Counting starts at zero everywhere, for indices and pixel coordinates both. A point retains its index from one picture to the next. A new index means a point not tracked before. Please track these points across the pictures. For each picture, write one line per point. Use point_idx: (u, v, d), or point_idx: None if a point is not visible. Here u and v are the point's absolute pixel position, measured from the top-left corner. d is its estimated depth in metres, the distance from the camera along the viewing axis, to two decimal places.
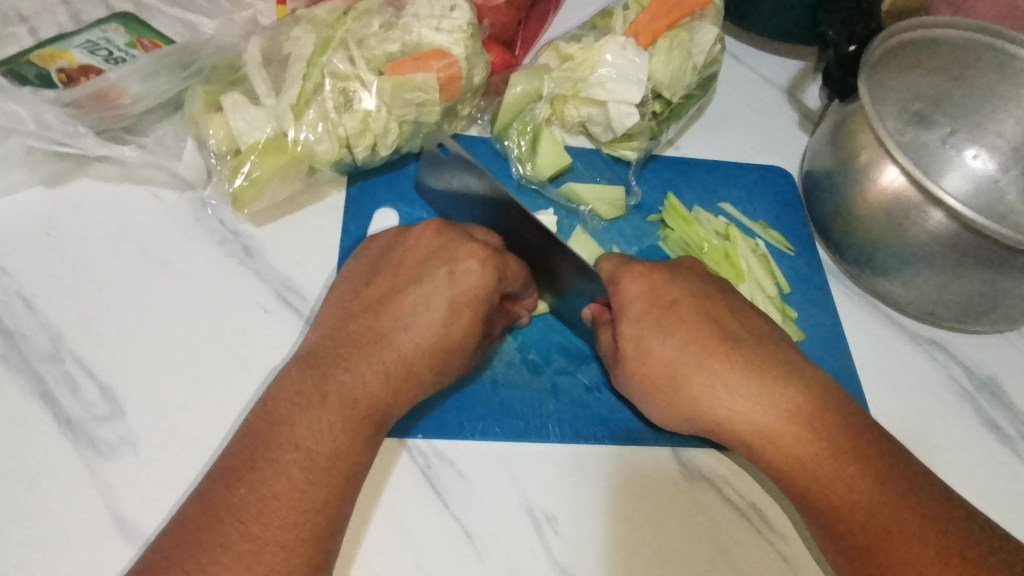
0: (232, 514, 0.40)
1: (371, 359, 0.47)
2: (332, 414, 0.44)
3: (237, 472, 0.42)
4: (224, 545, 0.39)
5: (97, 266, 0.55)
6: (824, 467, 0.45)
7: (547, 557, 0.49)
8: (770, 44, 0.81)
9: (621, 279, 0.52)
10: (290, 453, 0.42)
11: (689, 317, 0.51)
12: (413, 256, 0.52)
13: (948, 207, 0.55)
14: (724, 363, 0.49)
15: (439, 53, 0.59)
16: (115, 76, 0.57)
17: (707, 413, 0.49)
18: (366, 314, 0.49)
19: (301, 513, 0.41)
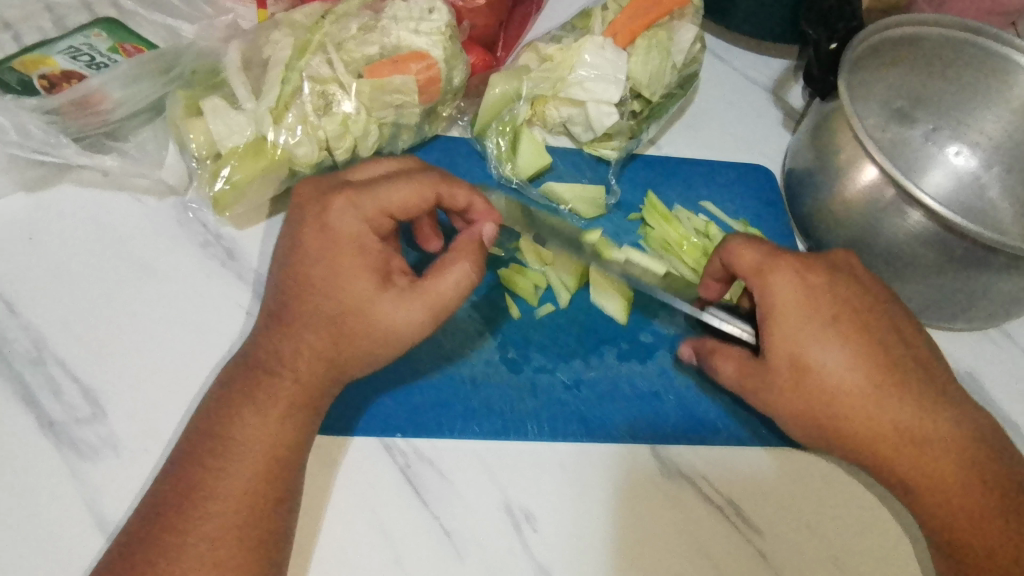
0: (188, 500, 0.42)
1: (316, 343, 0.46)
2: (274, 403, 0.45)
3: (191, 457, 0.43)
4: (174, 540, 0.40)
5: (80, 270, 0.56)
6: (953, 482, 0.47)
7: (525, 555, 0.49)
8: (753, 43, 0.82)
9: (776, 279, 0.49)
10: (234, 442, 0.44)
11: (856, 332, 0.49)
12: (366, 230, 0.49)
13: (925, 208, 0.56)
14: (891, 384, 0.48)
15: (417, 55, 0.59)
16: (97, 82, 0.58)
17: (842, 427, 0.47)
18: (294, 284, 0.48)
19: (244, 500, 0.42)
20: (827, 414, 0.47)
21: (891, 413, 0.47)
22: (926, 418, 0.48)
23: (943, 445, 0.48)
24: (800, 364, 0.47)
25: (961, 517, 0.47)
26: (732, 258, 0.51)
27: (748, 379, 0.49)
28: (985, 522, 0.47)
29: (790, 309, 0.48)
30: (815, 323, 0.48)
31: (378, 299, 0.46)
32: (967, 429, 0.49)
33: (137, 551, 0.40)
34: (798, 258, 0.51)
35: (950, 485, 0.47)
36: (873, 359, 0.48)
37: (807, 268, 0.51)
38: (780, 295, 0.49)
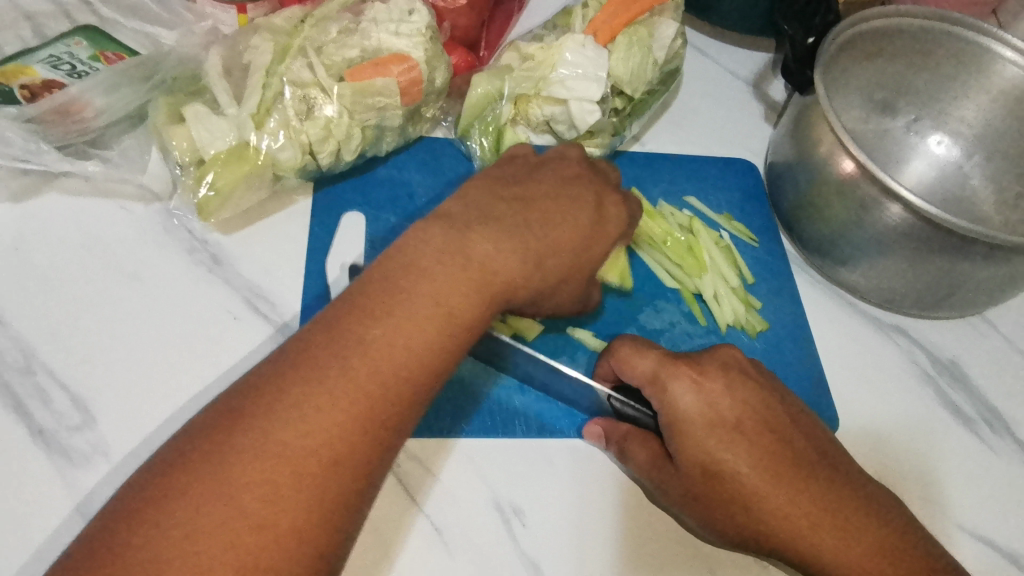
0: (349, 347, 0.41)
1: (520, 238, 0.49)
2: (468, 282, 0.45)
3: (362, 315, 0.43)
4: (297, 401, 0.39)
5: (66, 280, 0.56)
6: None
7: (515, 549, 0.50)
8: (734, 37, 0.82)
9: (670, 387, 0.48)
10: (430, 307, 0.43)
11: (753, 434, 0.48)
12: (554, 171, 0.56)
13: (904, 200, 0.56)
14: (796, 483, 0.47)
15: (398, 57, 0.59)
16: (77, 91, 0.58)
17: (750, 523, 0.46)
18: (486, 205, 0.51)
19: (384, 388, 0.40)
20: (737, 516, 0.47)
21: (800, 510, 0.46)
22: (847, 517, 0.47)
23: (874, 541, 0.46)
24: (701, 469, 0.47)
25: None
26: (626, 368, 0.51)
27: (659, 479, 0.49)
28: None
29: (687, 418, 0.47)
30: (715, 432, 0.47)
31: (567, 241, 0.51)
32: (891, 520, 0.48)
33: (248, 403, 0.39)
34: (694, 365, 0.50)
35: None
36: (776, 463, 0.47)
37: (703, 373, 0.49)
38: (672, 402, 0.48)
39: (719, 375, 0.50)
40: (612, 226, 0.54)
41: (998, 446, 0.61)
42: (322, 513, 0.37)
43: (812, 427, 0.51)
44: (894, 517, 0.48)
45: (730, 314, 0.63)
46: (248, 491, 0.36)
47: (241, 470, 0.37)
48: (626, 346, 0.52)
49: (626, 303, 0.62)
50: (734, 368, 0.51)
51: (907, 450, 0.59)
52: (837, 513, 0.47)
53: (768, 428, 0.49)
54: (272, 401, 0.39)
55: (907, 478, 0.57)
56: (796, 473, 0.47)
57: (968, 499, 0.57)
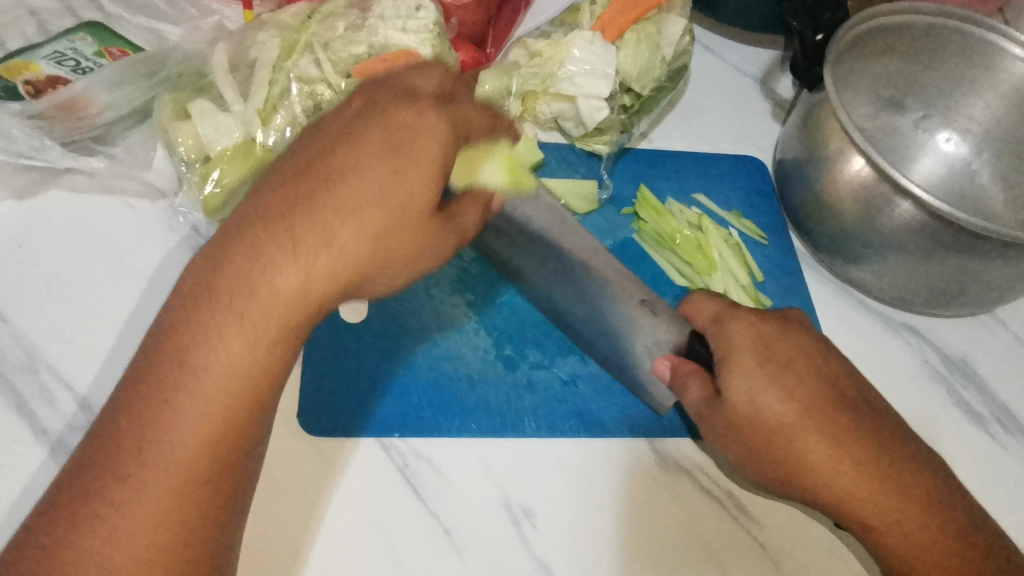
0: (172, 399, 0.38)
1: (303, 244, 0.39)
2: (228, 330, 0.39)
3: (157, 365, 0.38)
4: (164, 401, 0.38)
5: (70, 278, 0.55)
6: (909, 526, 0.46)
7: (525, 551, 0.49)
8: (741, 34, 0.82)
9: (730, 325, 0.50)
10: (175, 373, 0.38)
11: (806, 375, 0.48)
12: (394, 119, 0.42)
13: (914, 197, 0.56)
14: (844, 427, 0.47)
15: (406, 53, 0.59)
16: (82, 85, 0.58)
17: (788, 462, 0.47)
18: (269, 198, 0.41)
19: (229, 382, 0.38)
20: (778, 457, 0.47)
21: (843, 454, 0.46)
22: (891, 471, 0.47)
23: (908, 490, 0.46)
24: (747, 402, 0.47)
25: (922, 558, 0.45)
26: (691, 309, 0.54)
27: (707, 418, 0.50)
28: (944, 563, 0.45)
29: (738, 352, 0.49)
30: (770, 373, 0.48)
31: (379, 249, 0.41)
32: (931, 473, 0.48)
33: (123, 398, 0.38)
34: (756, 312, 0.52)
35: (909, 528, 0.45)
36: (825, 406, 0.47)
37: (762, 319, 0.51)
38: (729, 338, 0.50)
39: (779, 321, 0.51)
40: (415, 182, 0.41)
41: (1011, 444, 0.60)
42: (196, 500, 0.38)
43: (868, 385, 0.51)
44: (937, 474, 0.48)
45: None
46: (127, 495, 0.36)
47: (124, 474, 0.37)
48: (696, 292, 0.54)
49: None
50: (794, 321, 0.53)
51: None
52: (883, 460, 0.47)
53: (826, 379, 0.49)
54: (140, 402, 0.38)
55: None
56: (845, 418, 0.47)
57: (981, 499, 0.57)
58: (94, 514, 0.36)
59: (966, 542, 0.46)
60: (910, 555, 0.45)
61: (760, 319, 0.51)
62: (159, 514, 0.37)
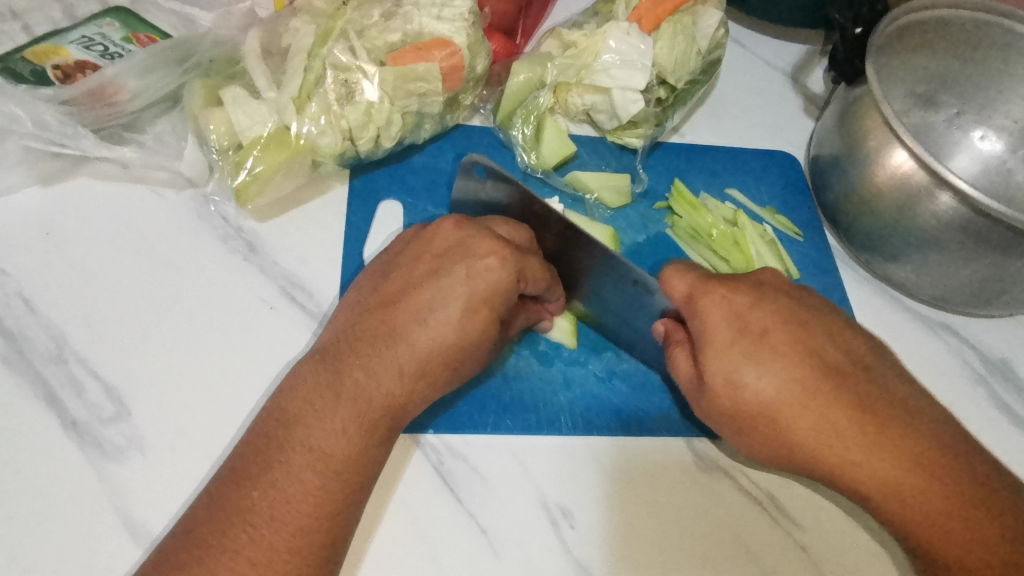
0: (269, 476, 0.41)
1: (387, 356, 0.45)
2: (345, 413, 0.43)
3: (262, 451, 0.42)
4: (283, 470, 0.41)
5: (98, 266, 0.54)
6: (916, 497, 0.43)
7: (564, 552, 0.48)
8: (773, 28, 0.80)
9: (703, 304, 0.46)
10: (304, 454, 0.42)
11: (784, 346, 0.45)
12: (433, 249, 0.49)
13: (958, 191, 0.54)
14: (829, 396, 0.44)
15: (440, 42, 0.58)
16: (112, 72, 0.56)
17: (776, 439, 0.45)
18: (361, 321, 0.47)
19: (342, 461, 0.42)
20: (770, 440, 0.45)
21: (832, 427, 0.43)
22: (898, 440, 0.43)
23: (913, 458, 0.43)
24: (726, 384, 0.45)
25: (938, 528, 0.42)
26: (662, 285, 0.49)
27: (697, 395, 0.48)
28: (957, 529, 0.42)
29: (712, 327, 0.45)
30: (749, 352, 0.44)
31: (466, 342, 0.46)
32: (936, 435, 0.44)
33: (245, 466, 0.42)
34: (728, 280, 0.47)
35: (917, 498, 0.43)
36: (811, 376, 0.44)
37: (735, 288, 0.47)
38: (703, 317, 0.46)
39: (753, 289, 0.47)
40: (495, 294, 0.47)
41: None
42: (313, 551, 0.40)
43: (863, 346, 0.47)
44: (944, 435, 0.44)
45: None
46: (261, 542, 0.39)
47: (263, 528, 0.40)
48: (670, 265, 0.49)
49: None
50: (768, 284, 0.48)
51: None
52: (883, 434, 0.43)
53: (811, 348, 0.45)
54: (268, 467, 0.41)
55: None
56: (836, 392, 0.44)
57: None
58: (224, 559, 0.38)
59: (983, 505, 0.43)
60: (921, 526, 0.43)
61: (738, 292, 0.47)
62: (285, 562, 0.39)
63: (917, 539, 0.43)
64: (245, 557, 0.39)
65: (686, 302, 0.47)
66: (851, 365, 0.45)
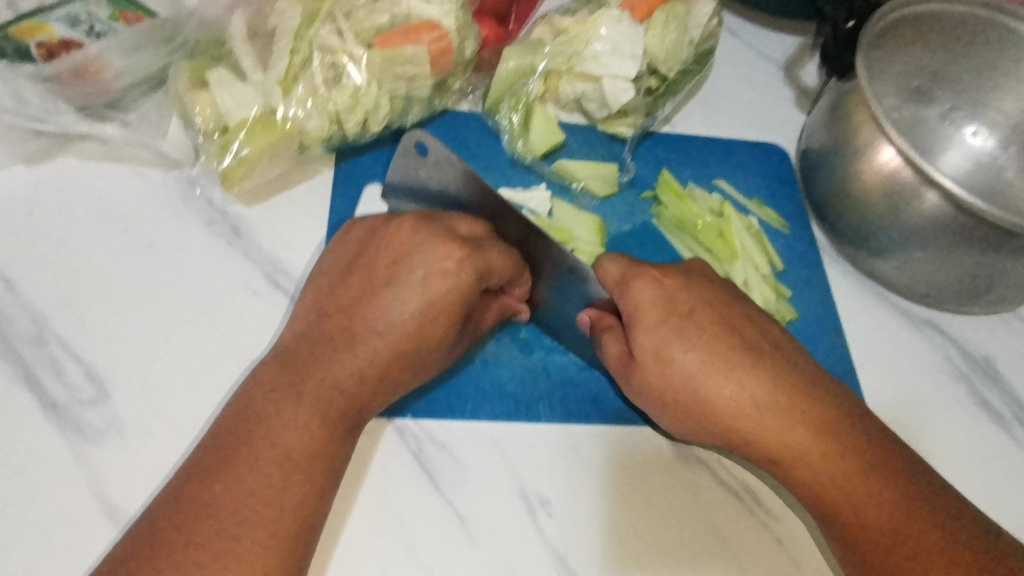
0: (231, 473, 0.41)
1: (346, 360, 0.46)
2: (308, 411, 0.44)
3: (225, 449, 0.42)
4: (249, 466, 0.41)
5: (82, 248, 0.54)
6: (833, 472, 0.45)
7: (540, 540, 0.49)
8: (769, 18, 0.80)
9: (634, 283, 0.49)
10: (268, 449, 0.42)
11: (708, 327, 0.49)
12: (389, 253, 0.50)
13: (942, 188, 0.54)
14: (746, 372, 0.47)
15: (428, 25, 0.58)
16: (96, 50, 0.56)
17: (710, 421, 0.47)
18: (317, 326, 0.48)
19: (305, 455, 0.43)
20: (699, 422, 0.48)
21: (753, 403, 0.46)
22: (816, 419, 0.46)
23: (832, 438, 0.46)
24: (652, 356, 0.48)
25: (852, 502, 0.44)
26: (598, 270, 0.51)
27: (627, 375, 0.50)
28: (885, 507, 0.43)
29: (642, 303, 0.49)
30: (678, 331, 0.48)
31: (424, 346, 0.47)
32: (849, 419, 0.47)
33: (208, 465, 0.41)
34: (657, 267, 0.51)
35: (838, 475, 0.45)
36: (736, 358, 0.47)
37: (665, 273, 0.51)
38: (634, 296, 0.49)
39: (683, 279, 0.51)
40: (454, 300, 0.48)
41: None
42: (277, 544, 0.40)
43: (772, 330, 0.51)
44: (859, 421, 0.47)
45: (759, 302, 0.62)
46: (225, 536, 0.39)
47: (227, 520, 0.39)
48: (607, 252, 0.52)
49: None
50: (698, 274, 0.53)
51: (940, 448, 0.58)
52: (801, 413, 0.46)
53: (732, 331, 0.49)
54: (233, 461, 0.41)
55: None
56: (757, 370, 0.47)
57: (999, 501, 0.56)
58: (188, 552, 0.38)
59: (915, 494, 0.44)
60: (844, 502, 0.44)
61: (668, 278, 0.50)
62: (249, 556, 0.39)
63: (846, 522, 0.44)
64: (202, 552, 0.38)
65: (621, 290, 0.50)
66: (768, 348, 0.49)
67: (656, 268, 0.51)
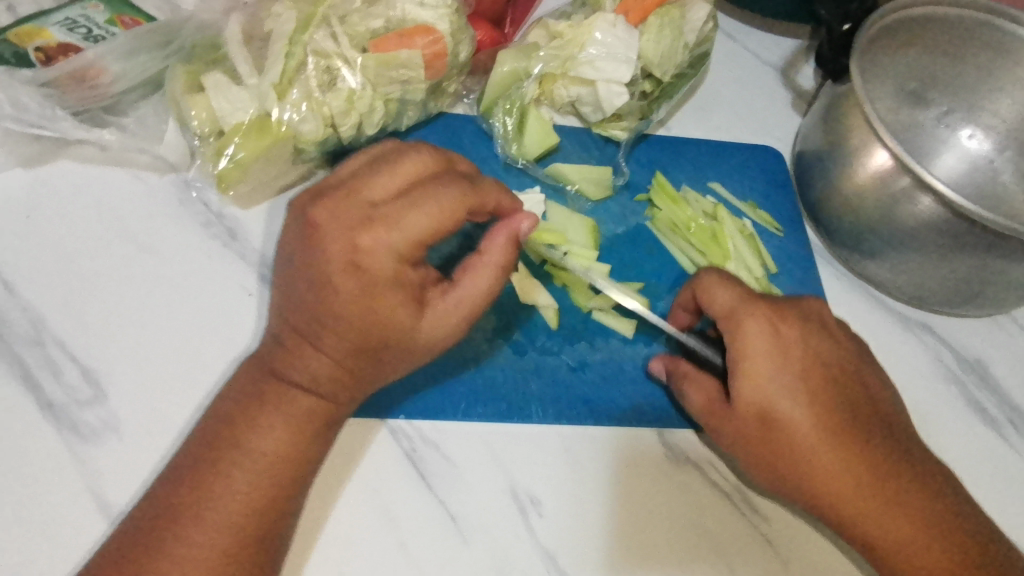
0: (208, 475, 0.43)
1: (312, 359, 0.45)
2: (279, 415, 0.45)
3: (203, 457, 0.43)
4: (223, 469, 0.43)
5: (79, 250, 0.55)
6: (898, 527, 0.47)
7: (531, 540, 0.49)
8: (765, 20, 0.80)
9: (744, 323, 0.49)
10: (236, 452, 0.43)
11: (815, 380, 0.49)
12: (349, 217, 0.46)
13: (936, 194, 0.55)
14: (845, 430, 0.48)
15: (423, 29, 0.58)
16: (93, 55, 0.56)
17: (800, 475, 0.47)
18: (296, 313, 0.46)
19: (274, 460, 0.44)
20: (783, 472, 0.48)
21: (844, 462, 0.47)
22: (897, 480, 0.48)
23: (908, 500, 0.48)
24: (757, 413, 0.48)
25: (913, 560, 0.47)
26: (705, 298, 0.52)
27: (712, 416, 0.50)
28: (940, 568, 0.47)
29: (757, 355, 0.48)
30: (782, 384, 0.48)
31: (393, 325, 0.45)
32: (926, 482, 0.49)
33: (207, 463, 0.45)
34: (773, 307, 0.51)
35: (902, 534, 0.47)
36: (835, 409, 0.48)
37: (782, 318, 0.51)
38: (745, 338, 0.49)
39: (788, 326, 0.51)
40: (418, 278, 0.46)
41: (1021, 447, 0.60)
42: (240, 553, 0.41)
43: (868, 377, 0.52)
44: (933, 481, 0.49)
45: None
46: (185, 541, 0.41)
47: (190, 523, 0.41)
48: (711, 278, 0.53)
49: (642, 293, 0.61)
50: (813, 318, 0.53)
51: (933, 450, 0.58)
52: (882, 472, 0.48)
53: (834, 383, 0.50)
54: (212, 464, 0.43)
55: None
56: (852, 426, 0.49)
57: (992, 503, 0.56)
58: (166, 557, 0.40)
59: (971, 559, 0.47)
60: (902, 559, 0.47)
61: (783, 325, 0.50)
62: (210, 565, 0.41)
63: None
64: (175, 555, 0.40)
65: (732, 329, 0.50)
66: (863, 400, 0.50)
67: (770, 308, 0.51)
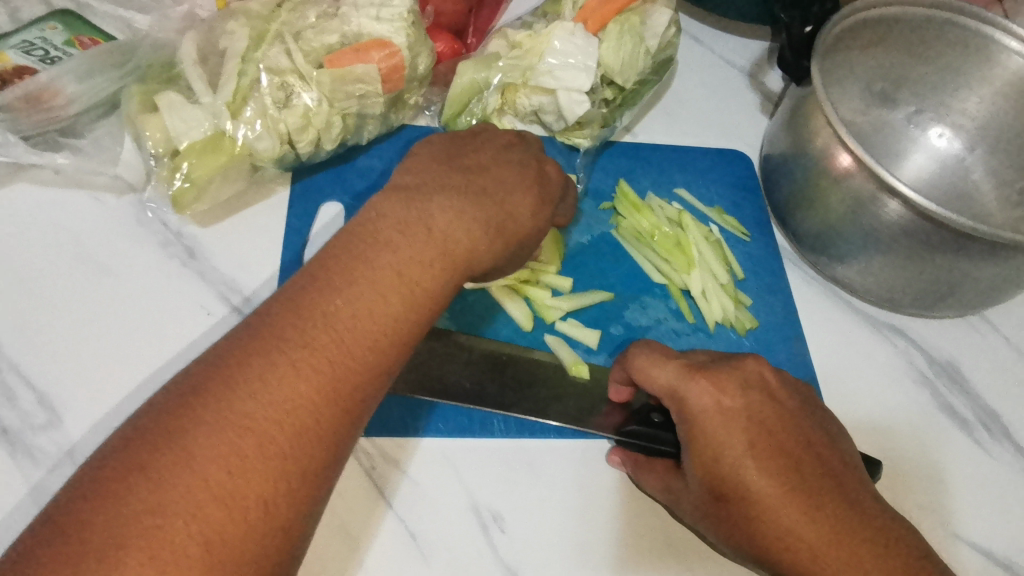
0: (326, 299, 0.39)
1: (467, 208, 0.46)
2: (430, 246, 0.43)
3: (319, 278, 0.40)
4: (349, 291, 0.39)
5: (36, 274, 0.54)
6: None
7: (493, 556, 0.48)
8: (731, 24, 0.80)
9: (687, 395, 0.46)
10: (381, 273, 0.41)
11: (769, 442, 0.44)
12: (495, 143, 0.54)
13: (903, 196, 0.54)
14: (808, 494, 0.43)
15: (379, 43, 0.57)
16: (47, 76, 0.56)
17: (760, 538, 0.42)
18: (435, 176, 0.49)
19: (407, 302, 0.41)
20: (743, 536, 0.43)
21: (804, 518, 0.42)
22: (870, 546, 0.42)
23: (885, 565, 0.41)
24: (711, 488, 0.44)
25: None
26: (642, 377, 0.48)
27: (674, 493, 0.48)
28: None
29: (704, 432, 0.44)
30: (729, 446, 0.44)
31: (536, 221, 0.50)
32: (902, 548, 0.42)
33: (243, 345, 0.37)
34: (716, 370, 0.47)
35: None
36: (790, 470, 0.43)
37: (726, 384, 0.46)
38: (689, 408, 0.45)
39: (742, 393, 0.46)
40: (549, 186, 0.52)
41: (994, 449, 0.59)
42: (303, 420, 0.35)
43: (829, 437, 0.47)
44: (909, 547, 0.42)
45: (718, 311, 0.61)
46: (271, 367, 0.36)
47: (275, 344, 0.36)
48: (643, 353, 0.49)
49: (607, 302, 0.61)
50: (760, 379, 0.48)
51: (904, 454, 0.57)
52: (852, 537, 0.42)
53: (790, 446, 0.45)
54: (341, 275, 0.40)
55: (903, 484, 0.56)
56: (814, 489, 0.43)
57: (966, 506, 0.56)
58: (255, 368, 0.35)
59: None
60: None
61: (727, 389, 0.46)
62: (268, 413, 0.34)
63: None
64: (255, 381, 0.35)
65: (676, 406, 0.46)
66: (824, 461, 0.45)
67: (714, 375, 0.46)
